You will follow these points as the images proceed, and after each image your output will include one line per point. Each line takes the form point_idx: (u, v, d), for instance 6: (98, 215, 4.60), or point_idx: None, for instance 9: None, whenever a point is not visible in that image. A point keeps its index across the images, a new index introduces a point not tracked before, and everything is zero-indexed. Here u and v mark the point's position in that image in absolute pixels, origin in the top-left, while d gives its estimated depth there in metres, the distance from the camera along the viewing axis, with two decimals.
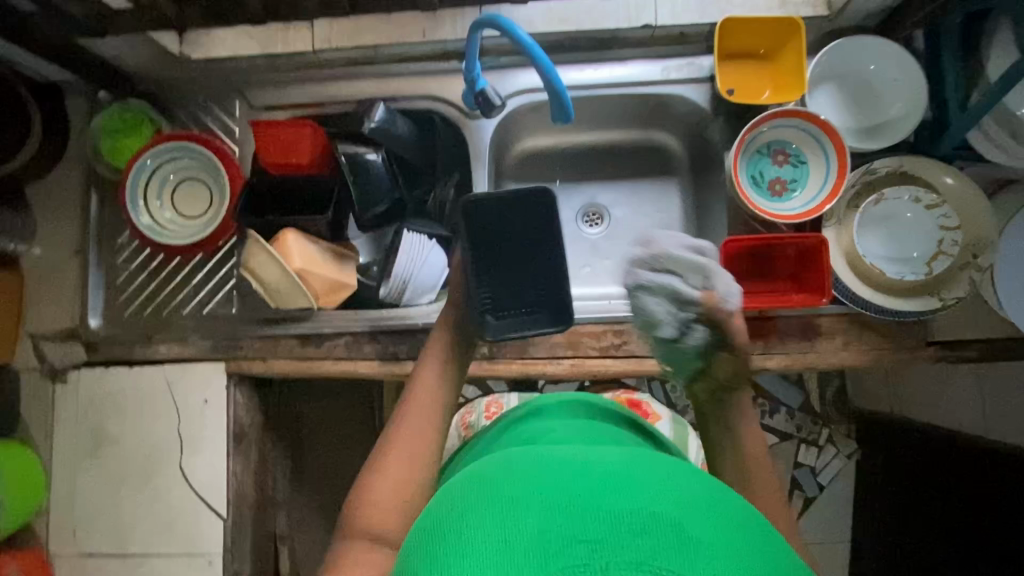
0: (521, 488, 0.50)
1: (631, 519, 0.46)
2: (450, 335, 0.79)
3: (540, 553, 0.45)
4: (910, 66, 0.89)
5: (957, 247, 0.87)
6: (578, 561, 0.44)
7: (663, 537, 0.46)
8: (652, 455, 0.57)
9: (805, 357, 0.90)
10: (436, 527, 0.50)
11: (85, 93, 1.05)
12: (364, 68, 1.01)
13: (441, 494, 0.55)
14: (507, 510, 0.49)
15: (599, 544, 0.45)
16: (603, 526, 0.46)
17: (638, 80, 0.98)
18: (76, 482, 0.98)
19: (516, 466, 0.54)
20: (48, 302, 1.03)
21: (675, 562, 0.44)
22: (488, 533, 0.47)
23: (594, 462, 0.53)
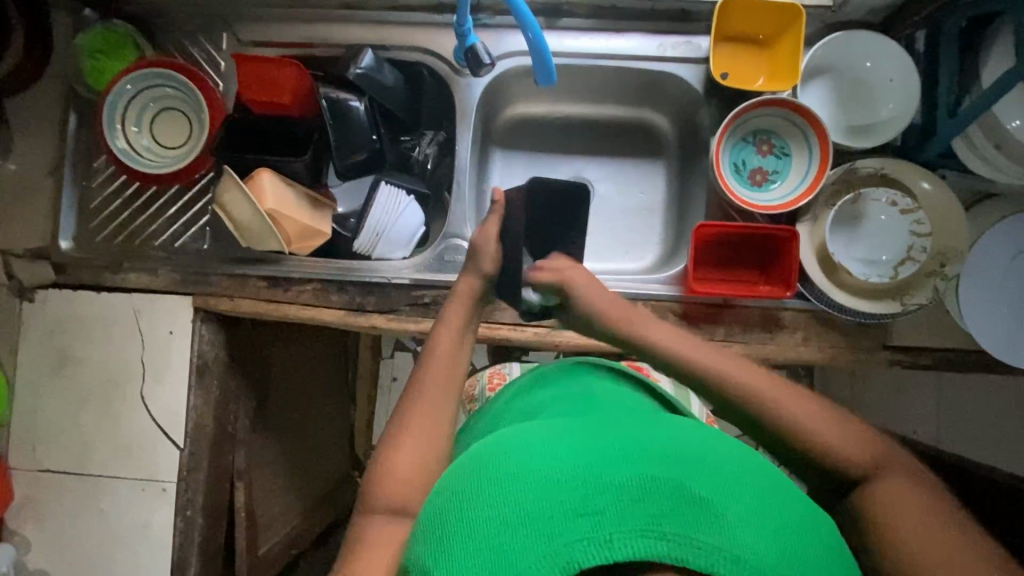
0: (516, 468, 0.51)
1: (631, 489, 0.47)
2: (467, 305, 0.84)
3: (543, 529, 0.46)
4: (906, 64, 0.87)
5: (925, 254, 0.87)
6: (584, 534, 0.45)
7: (665, 502, 0.46)
8: (652, 424, 0.59)
9: (765, 348, 0.91)
10: (443, 514, 0.52)
11: (70, 10, 1.02)
12: (356, 13, 0.99)
13: (444, 480, 0.57)
14: (506, 490, 0.50)
15: (601, 515, 0.46)
16: (604, 498, 0.47)
17: (633, 54, 0.96)
18: (38, 399, 0.99)
19: (511, 445, 0.55)
20: (21, 219, 1.02)
21: (681, 524, 0.45)
22: (492, 515, 0.48)
23: (589, 436, 0.54)
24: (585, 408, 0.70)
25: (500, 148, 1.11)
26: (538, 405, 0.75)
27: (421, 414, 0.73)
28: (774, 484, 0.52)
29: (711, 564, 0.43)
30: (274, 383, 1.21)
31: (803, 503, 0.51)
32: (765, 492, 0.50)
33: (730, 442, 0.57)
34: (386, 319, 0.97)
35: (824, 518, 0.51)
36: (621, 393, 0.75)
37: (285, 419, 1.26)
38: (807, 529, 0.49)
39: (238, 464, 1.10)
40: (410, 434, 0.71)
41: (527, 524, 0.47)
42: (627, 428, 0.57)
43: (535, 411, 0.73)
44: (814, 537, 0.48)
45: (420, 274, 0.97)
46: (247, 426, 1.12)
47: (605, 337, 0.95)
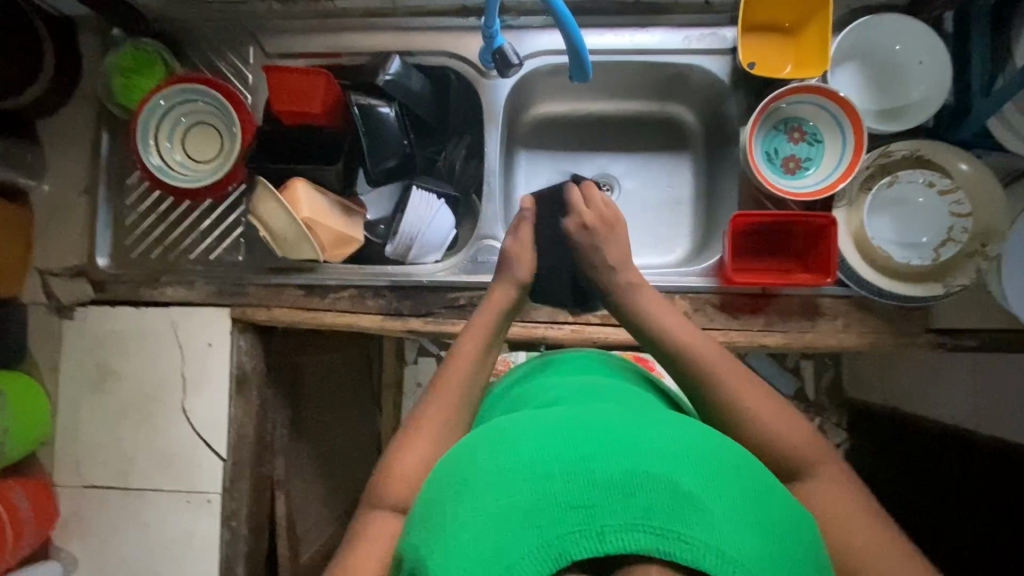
0: (508, 460, 0.51)
1: (623, 482, 0.47)
2: (494, 323, 0.83)
3: (535, 522, 0.47)
4: (937, 45, 0.87)
5: (966, 234, 0.87)
6: (575, 528, 0.46)
7: (656, 496, 0.46)
8: (643, 413, 0.58)
9: (805, 336, 0.91)
10: (434, 505, 0.52)
11: (99, 30, 1.04)
12: (381, 20, 1.00)
13: (436, 470, 0.57)
14: (497, 482, 0.50)
15: (594, 508, 0.46)
16: (595, 492, 0.47)
17: (658, 48, 0.96)
18: (81, 415, 1.00)
19: (502, 434, 0.55)
20: (58, 238, 1.04)
21: (671, 519, 0.45)
22: (485, 507, 0.49)
23: (582, 425, 0.54)
24: (579, 394, 0.70)
25: (524, 149, 1.11)
26: (548, 387, 0.75)
27: (442, 397, 0.74)
28: (761, 480, 0.53)
29: (699, 558, 0.44)
30: (307, 391, 1.21)
31: (782, 495, 0.53)
32: (749, 489, 0.50)
33: (716, 433, 0.57)
34: (423, 322, 0.98)
35: (804, 517, 0.52)
36: (631, 387, 0.75)
37: (319, 427, 1.26)
38: (784, 524, 0.50)
39: (278, 473, 1.10)
40: (435, 413, 0.73)
41: (521, 515, 0.47)
42: (618, 416, 0.56)
43: (534, 396, 0.74)
44: (794, 538, 0.49)
45: (454, 276, 0.98)
46: (285, 435, 1.13)
47: None
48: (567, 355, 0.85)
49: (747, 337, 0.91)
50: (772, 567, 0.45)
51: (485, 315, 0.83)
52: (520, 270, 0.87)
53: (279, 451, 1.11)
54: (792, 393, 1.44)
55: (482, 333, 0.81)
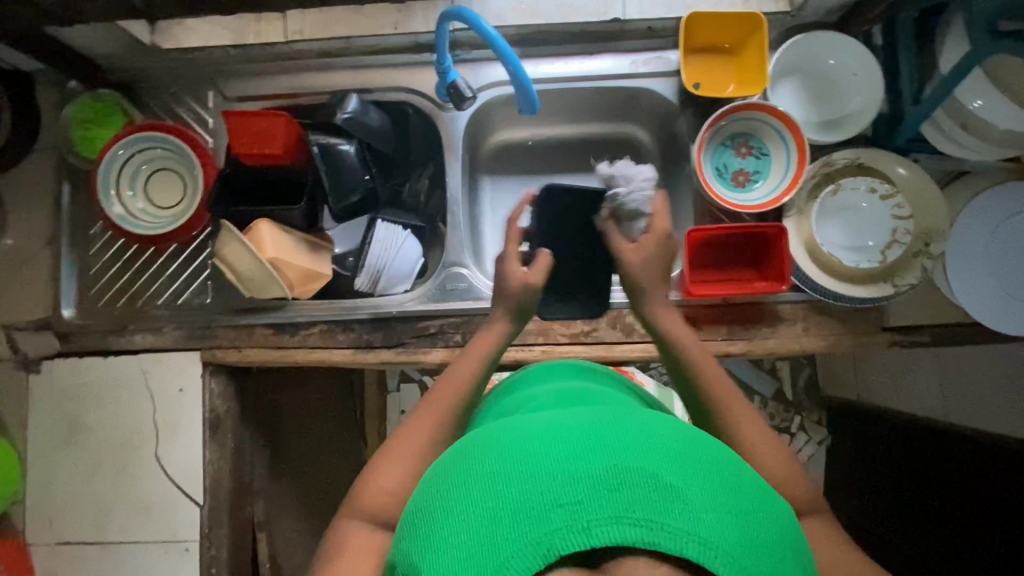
0: (495, 463, 0.51)
1: (607, 477, 0.47)
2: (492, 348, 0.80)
3: (523, 520, 0.46)
4: (868, 60, 0.92)
5: (909, 236, 0.90)
6: (560, 525, 0.45)
7: (639, 490, 0.46)
8: (629, 414, 0.57)
9: (767, 343, 0.93)
10: (423, 515, 0.52)
11: (56, 83, 1.05)
12: (337, 60, 1.02)
13: (424, 481, 0.56)
14: (485, 485, 0.49)
15: (579, 504, 0.46)
16: (581, 488, 0.46)
17: (608, 74, 1.00)
18: (52, 470, 0.99)
19: (493, 438, 0.55)
20: (21, 292, 1.03)
21: (653, 511, 0.45)
22: (472, 511, 0.48)
23: (567, 425, 0.53)
24: (566, 401, 0.70)
25: (488, 176, 1.14)
26: (524, 399, 0.75)
27: (428, 417, 0.73)
28: (741, 472, 0.53)
29: (683, 547, 0.43)
30: (285, 427, 1.21)
31: (761, 483, 0.53)
32: (733, 484, 0.50)
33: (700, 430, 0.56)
34: (394, 353, 0.98)
35: (787, 509, 0.53)
36: (602, 391, 0.75)
37: (299, 464, 1.25)
38: (768, 515, 0.49)
39: (258, 514, 1.10)
40: (421, 423, 0.73)
41: (510, 516, 0.47)
42: (604, 416, 0.56)
43: (518, 406, 0.74)
44: (775, 525, 0.49)
45: (423, 305, 0.99)
46: (263, 474, 1.12)
47: (613, 348, 0.97)
48: (539, 366, 0.86)
49: (712, 347, 0.93)
50: (755, 554, 0.45)
51: (494, 330, 0.82)
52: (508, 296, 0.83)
53: (258, 491, 1.10)
54: (771, 394, 1.45)
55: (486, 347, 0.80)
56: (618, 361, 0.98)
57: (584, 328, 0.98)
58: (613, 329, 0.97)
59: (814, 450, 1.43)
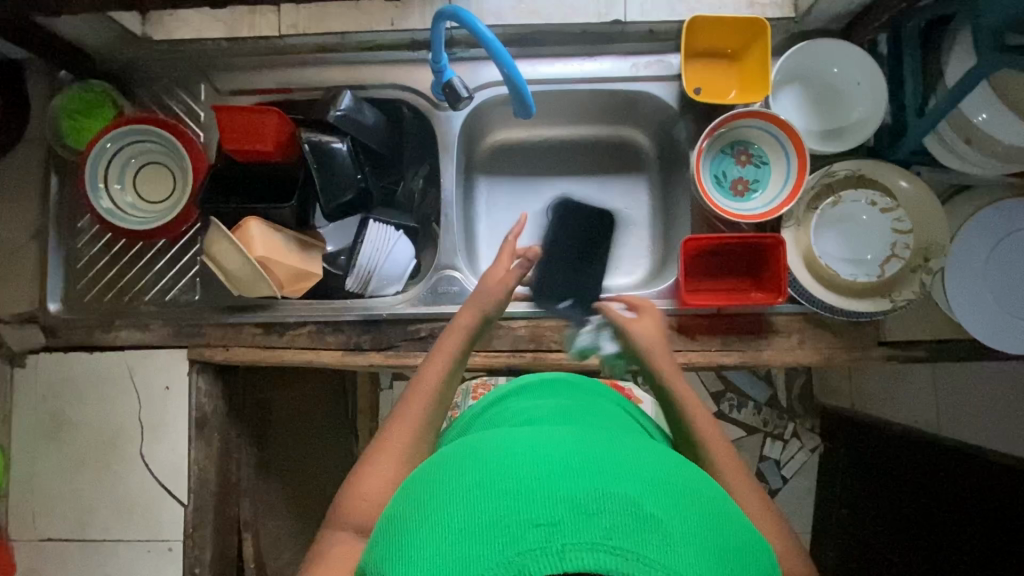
0: (476, 475, 0.50)
1: (588, 500, 0.46)
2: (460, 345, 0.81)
3: (497, 538, 0.45)
4: (873, 69, 0.90)
5: (908, 250, 0.89)
6: (534, 545, 0.44)
7: (618, 517, 0.45)
8: (616, 438, 0.56)
9: (762, 355, 0.92)
10: (399, 521, 0.50)
11: (45, 72, 1.03)
12: (332, 55, 1.00)
13: (404, 487, 0.55)
14: (463, 497, 0.48)
15: (555, 526, 0.44)
16: (558, 509, 0.45)
17: (607, 76, 0.98)
18: (35, 466, 0.98)
19: (477, 451, 0.53)
20: (7, 284, 1.02)
21: (632, 540, 0.44)
22: (448, 523, 0.47)
23: (552, 444, 0.52)
24: (556, 416, 0.69)
25: (484, 176, 1.12)
26: (513, 411, 0.74)
27: (405, 429, 0.72)
28: (725, 508, 0.51)
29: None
30: (273, 425, 1.20)
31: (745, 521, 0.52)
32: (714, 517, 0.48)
33: (687, 461, 0.55)
34: (384, 355, 0.97)
35: (768, 550, 0.51)
36: (591, 408, 0.74)
37: (288, 462, 1.24)
38: (748, 555, 0.48)
39: (244, 514, 1.09)
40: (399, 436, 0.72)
41: (484, 530, 0.45)
42: (591, 438, 0.54)
43: (506, 417, 0.73)
44: (753, 566, 0.48)
45: (414, 307, 0.97)
46: (250, 473, 1.11)
47: (606, 356, 0.95)
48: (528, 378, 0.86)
49: (706, 357, 0.92)
50: None
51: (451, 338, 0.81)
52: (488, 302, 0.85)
53: (244, 490, 1.09)
54: (765, 401, 1.44)
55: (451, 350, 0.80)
56: (610, 368, 0.96)
57: (577, 335, 0.96)
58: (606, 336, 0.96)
59: (807, 457, 1.43)
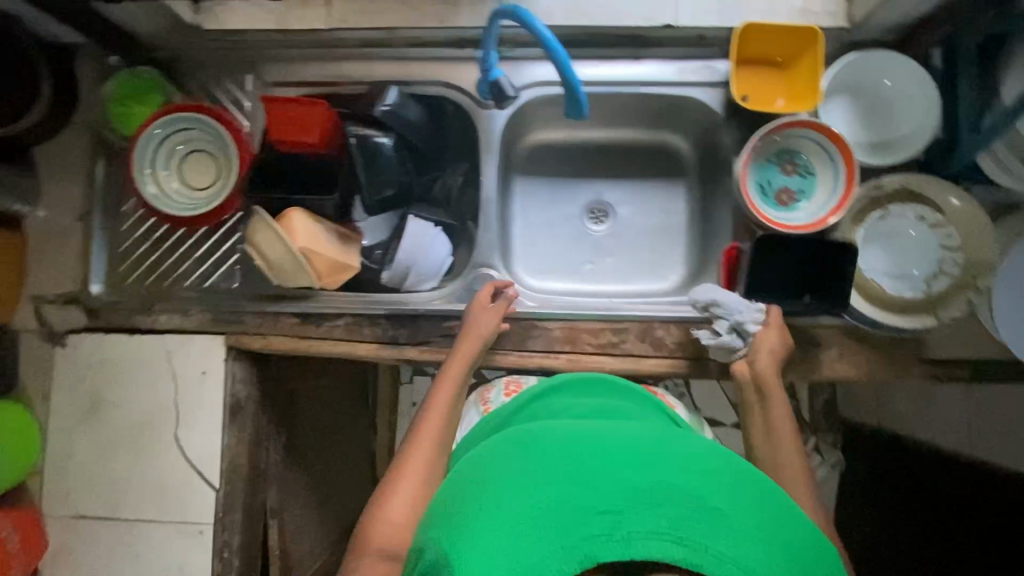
0: (539, 467, 0.51)
1: (650, 492, 0.47)
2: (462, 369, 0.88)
3: (563, 524, 0.46)
4: (925, 82, 0.88)
5: (957, 267, 0.88)
6: (601, 532, 0.45)
7: (682, 509, 0.46)
8: (671, 435, 0.57)
9: (801, 367, 0.91)
10: (461, 510, 0.52)
11: (96, 58, 1.04)
12: (378, 50, 1.01)
13: (463, 480, 0.57)
14: (527, 487, 0.50)
15: (620, 514, 0.45)
16: (623, 499, 0.46)
17: (653, 80, 0.97)
18: (72, 444, 0.99)
19: (535, 446, 0.55)
20: (51, 264, 1.03)
21: (698, 531, 0.44)
22: (512, 510, 0.48)
23: (610, 439, 0.53)
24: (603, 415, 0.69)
25: (521, 176, 1.12)
26: (558, 410, 0.74)
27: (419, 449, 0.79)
28: (784, 504, 0.51)
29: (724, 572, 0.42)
30: (300, 415, 1.20)
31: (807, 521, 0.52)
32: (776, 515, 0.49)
33: (743, 459, 0.56)
34: (419, 350, 0.97)
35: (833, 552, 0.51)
36: (632, 408, 0.74)
37: (312, 452, 1.25)
38: (813, 552, 0.48)
39: (270, 502, 1.10)
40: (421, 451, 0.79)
41: (550, 518, 0.46)
42: (647, 434, 0.55)
43: (551, 417, 0.73)
44: (818, 562, 0.47)
45: (451, 304, 0.98)
46: (278, 461, 1.11)
47: (641, 361, 0.95)
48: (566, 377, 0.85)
49: None
50: None
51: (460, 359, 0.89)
52: (484, 324, 0.92)
53: (272, 477, 1.10)
54: None
55: (456, 373, 0.88)
56: (644, 374, 0.96)
57: (612, 339, 0.96)
58: (642, 342, 0.95)
59: None
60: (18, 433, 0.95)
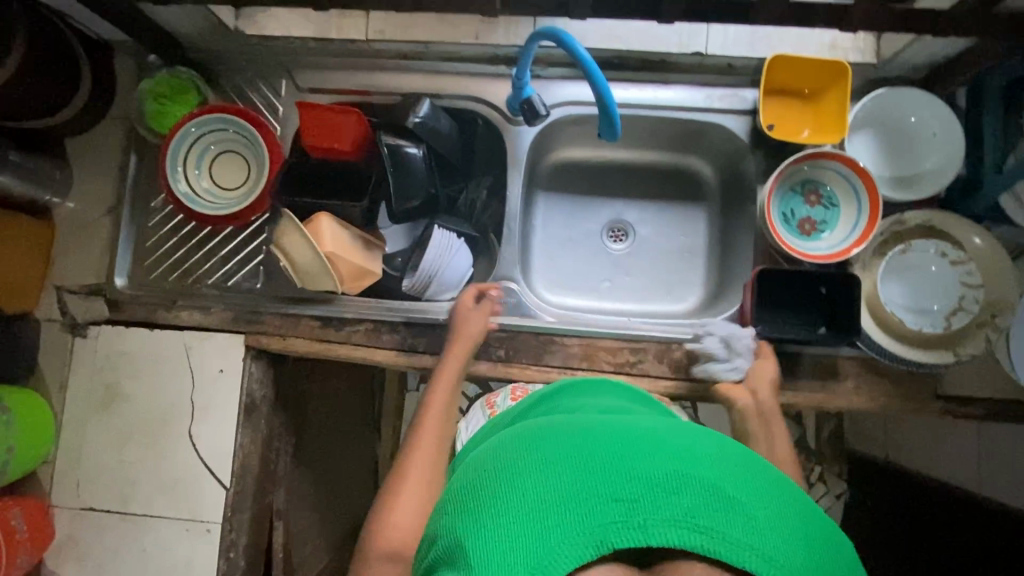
0: (551, 449, 0.49)
1: (666, 479, 0.45)
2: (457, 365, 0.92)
3: (576, 509, 0.44)
4: (951, 121, 0.89)
5: (977, 305, 0.88)
6: (616, 519, 0.44)
7: (697, 496, 0.45)
8: (683, 422, 0.55)
9: (816, 396, 0.92)
10: (469, 491, 0.50)
11: (136, 56, 1.06)
12: (412, 62, 1.03)
13: (470, 462, 0.55)
14: (539, 467, 0.48)
15: (635, 502, 0.44)
16: (639, 487, 0.45)
17: (681, 106, 0.99)
18: (85, 435, 1.00)
19: (544, 428, 0.53)
20: (77, 255, 1.05)
21: (715, 519, 0.43)
22: (524, 491, 0.46)
23: (622, 426, 0.52)
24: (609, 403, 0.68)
25: (544, 192, 1.13)
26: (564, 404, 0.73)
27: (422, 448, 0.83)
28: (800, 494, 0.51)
29: (742, 560, 0.42)
30: (310, 418, 1.21)
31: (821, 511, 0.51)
32: (792, 500, 0.48)
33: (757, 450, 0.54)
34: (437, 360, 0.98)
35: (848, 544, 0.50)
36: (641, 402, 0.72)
37: (318, 455, 1.25)
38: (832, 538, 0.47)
39: (278, 503, 1.10)
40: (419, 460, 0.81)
41: (564, 501, 0.45)
42: (659, 422, 0.54)
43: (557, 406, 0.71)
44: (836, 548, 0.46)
45: None
46: (287, 463, 1.12)
47: (657, 383, 0.95)
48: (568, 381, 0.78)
49: None
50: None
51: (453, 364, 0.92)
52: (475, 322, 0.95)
53: (280, 479, 1.10)
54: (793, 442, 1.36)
55: (453, 366, 0.92)
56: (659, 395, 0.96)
57: (629, 358, 0.96)
58: (659, 363, 0.96)
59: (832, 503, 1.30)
60: (36, 421, 0.95)
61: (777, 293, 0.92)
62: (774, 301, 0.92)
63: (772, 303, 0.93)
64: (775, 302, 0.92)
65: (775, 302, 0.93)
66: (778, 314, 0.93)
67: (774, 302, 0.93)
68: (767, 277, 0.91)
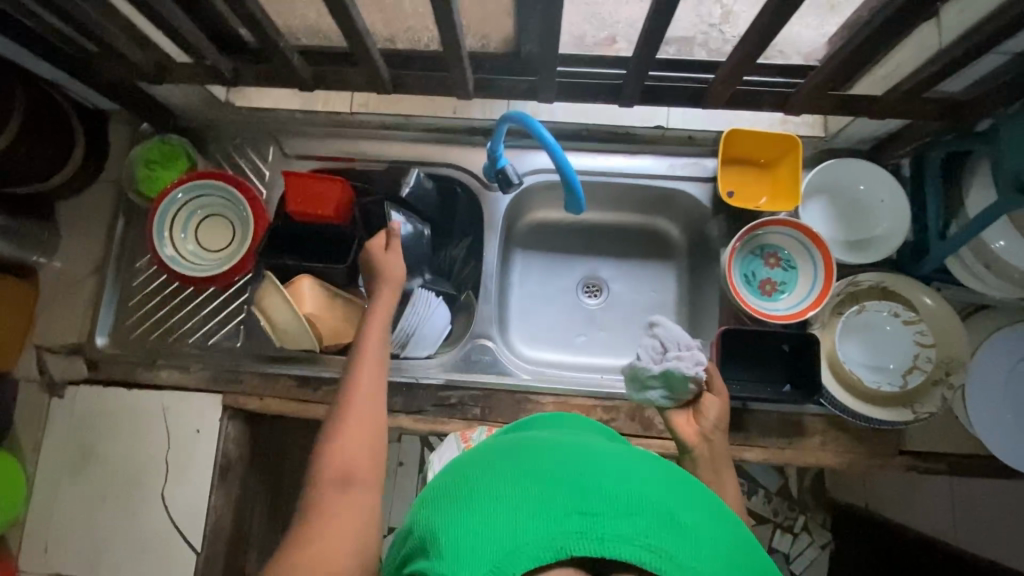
0: (525, 462, 0.49)
1: (630, 499, 0.45)
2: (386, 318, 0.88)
3: (537, 515, 0.44)
4: (897, 190, 0.96)
5: (931, 363, 0.92)
6: (575, 528, 0.43)
7: (659, 519, 0.44)
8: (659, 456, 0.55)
9: (784, 453, 0.94)
10: (443, 495, 0.50)
11: (129, 123, 1.11)
12: (393, 131, 1.10)
13: (449, 469, 0.55)
14: (511, 475, 0.48)
15: (596, 515, 0.44)
16: (604, 502, 0.45)
17: (646, 172, 1.05)
18: (55, 498, 0.98)
19: (524, 445, 0.54)
20: (59, 315, 1.06)
21: (670, 540, 0.42)
22: (494, 494, 0.47)
23: (596, 451, 0.52)
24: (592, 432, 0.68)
25: (519, 250, 1.18)
26: None
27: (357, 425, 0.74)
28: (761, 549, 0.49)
29: None
30: (287, 475, 1.20)
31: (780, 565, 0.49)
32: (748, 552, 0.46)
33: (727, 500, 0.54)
34: (413, 419, 0.99)
35: None
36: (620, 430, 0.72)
37: None
38: None
39: (251, 565, 1.08)
40: (348, 417, 0.75)
41: (529, 508, 0.45)
42: (634, 452, 0.54)
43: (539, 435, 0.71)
44: None
45: (448, 374, 1.01)
46: (261, 523, 1.10)
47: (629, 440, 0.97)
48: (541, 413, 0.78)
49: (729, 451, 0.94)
50: None
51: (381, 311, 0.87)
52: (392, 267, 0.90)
53: (254, 540, 1.08)
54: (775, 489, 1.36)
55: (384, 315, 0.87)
56: None
57: (603, 416, 0.99)
58: (632, 421, 0.98)
59: (817, 553, 1.32)
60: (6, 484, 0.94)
61: (743, 352, 0.95)
62: (740, 361, 0.95)
63: (738, 362, 0.96)
64: (741, 361, 0.95)
65: (741, 361, 0.95)
66: (743, 373, 0.95)
67: (740, 362, 0.95)
68: (732, 337, 0.94)
